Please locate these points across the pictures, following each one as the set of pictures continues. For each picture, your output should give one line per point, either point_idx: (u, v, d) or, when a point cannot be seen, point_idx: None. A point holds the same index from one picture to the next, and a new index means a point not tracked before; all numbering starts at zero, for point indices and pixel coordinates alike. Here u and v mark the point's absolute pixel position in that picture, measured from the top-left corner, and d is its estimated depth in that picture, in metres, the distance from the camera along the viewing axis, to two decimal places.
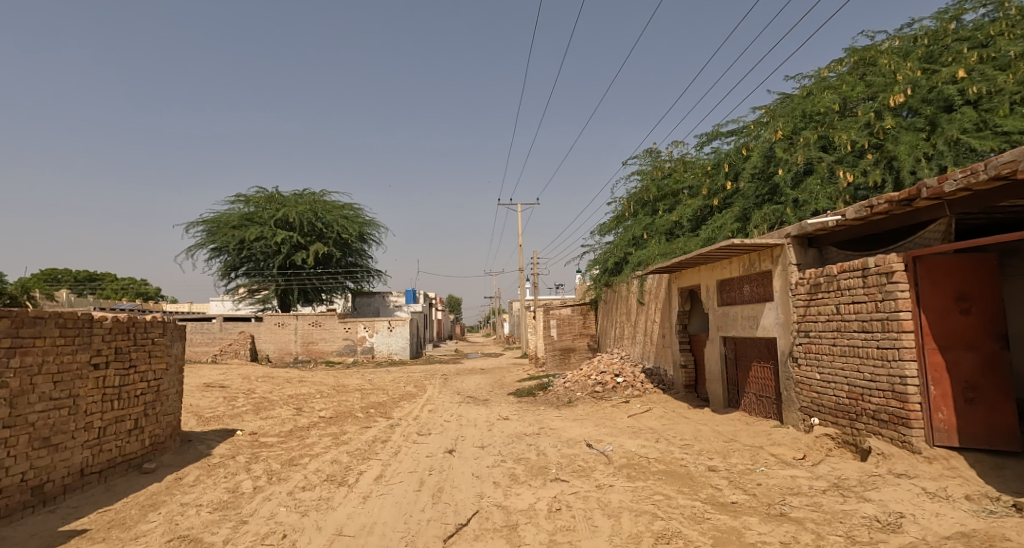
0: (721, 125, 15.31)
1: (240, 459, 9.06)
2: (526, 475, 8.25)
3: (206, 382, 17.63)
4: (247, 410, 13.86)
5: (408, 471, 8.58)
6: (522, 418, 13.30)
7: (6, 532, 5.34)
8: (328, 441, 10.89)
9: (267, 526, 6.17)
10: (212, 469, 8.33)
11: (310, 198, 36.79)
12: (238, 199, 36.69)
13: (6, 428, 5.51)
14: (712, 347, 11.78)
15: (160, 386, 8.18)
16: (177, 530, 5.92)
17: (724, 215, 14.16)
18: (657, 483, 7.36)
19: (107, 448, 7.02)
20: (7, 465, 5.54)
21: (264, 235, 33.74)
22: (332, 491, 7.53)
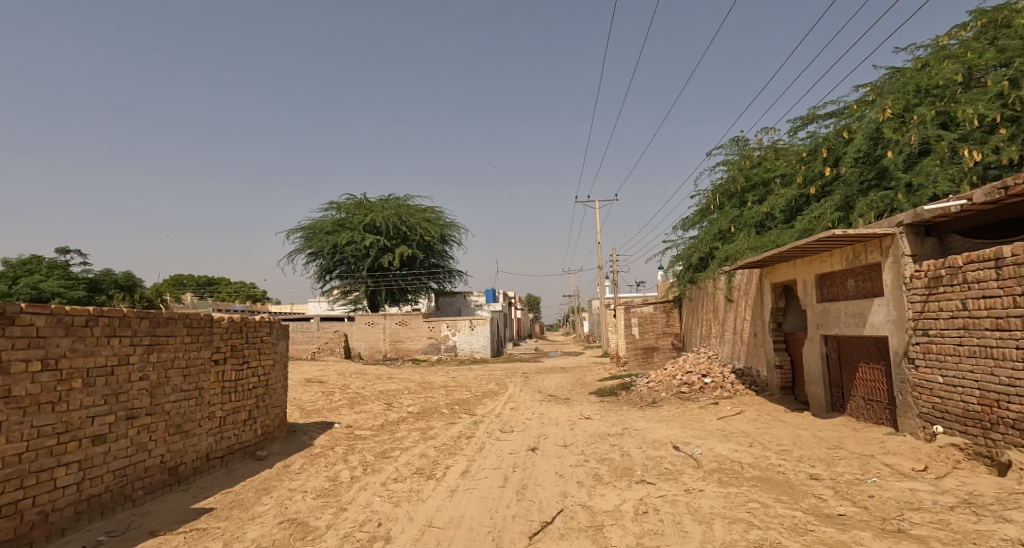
0: (819, 107, 14.23)
1: (337, 450, 9.50)
2: (611, 476, 8.03)
3: (305, 377, 18.77)
4: (342, 404, 14.58)
5: (493, 468, 8.61)
6: (605, 417, 13.04)
7: (150, 508, 5.87)
8: (416, 435, 11.20)
9: (364, 514, 6.39)
10: (313, 458, 8.79)
11: (394, 203, 38.23)
12: (330, 206, 38.88)
13: (148, 415, 6.05)
14: (812, 347, 10.96)
15: (269, 381, 8.73)
16: (286, 513, 6.27)
17: (823, 203, 13.14)
18: (752, 490, 6.91)
19: (227, 435, 7.58)
20: (150, 448, 6.10)
21: (354, 239, 35.49)
22: (422, 484, 7.69)
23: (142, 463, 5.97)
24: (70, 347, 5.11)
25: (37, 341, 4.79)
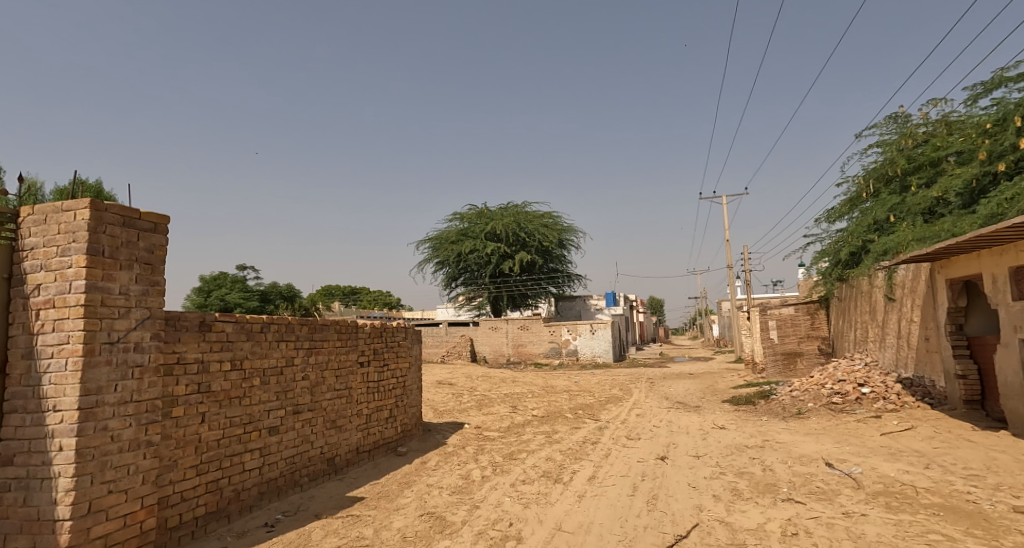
0: (1005, 69, 12.07)
1: (468, 450, 9.77)
2: (753, 492, 7.35)
3: (436, 380, 19.67)
4: (470, 406, 15.03)
5: (621, 475, 8.31)
6: (743, 428, 12.08)
7: (314, 493, 6.40)
8: (542, 439, 11.18)
9: (496, 513, 6.44)
10: (448, 456, 9.11)
11: (513, 210, 39.05)
12: (454, 217, 40.67)
13: (310, 411, 6.60)
14: (1008, 353, 9.26)
15: (406, 383, 9.19)
16: (425, 507, 6.50)
17: (1017, 181, 11.09)
18: (933, 519, 5.93)
19: (373, 431, 8.09)
20: (312, 440, 6.65)
21: (476, 247, 36.74)
22: (550, 487, 7.61)
23: (306, 453, 6.53)
24: (250, 349, 5.71)
25: (227, 345, 5.40)
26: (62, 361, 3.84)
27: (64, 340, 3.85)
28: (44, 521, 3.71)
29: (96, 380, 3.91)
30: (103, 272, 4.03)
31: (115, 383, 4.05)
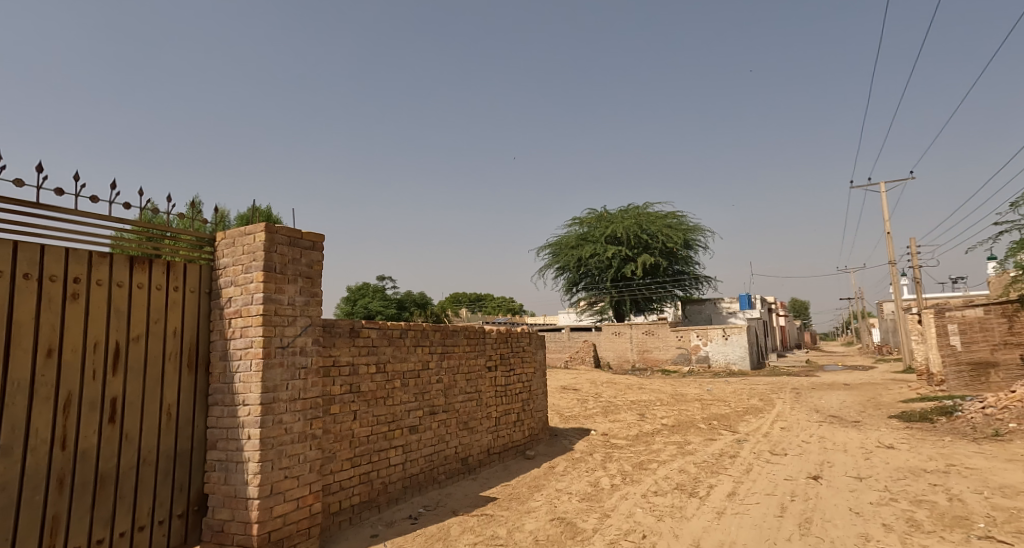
0: None
1: (596, 457, 9.73)
2: (933, 524, 6.46)
3: (561, 385, 19.82)
4: (596, 412, 14.95)
5: (766, 493, 7.78)
6: (912, 448, 10.71)
7: (451, 490, 6.81)
8: (674, 449, 10.81)
9: (628, 523, 6.36)
10: (576, 462, 9.15)
11: (634, 212, 38.18)
12: (574, 222, 40.73)
13: (445, 412, 6.98)
14: None
15: (531, 387, 9.39)
16: (556, 512, 6.60)
17: None
18: None
19: (502, 434, 8.37)
20: (447, 440, 7.03)
21: (597, 251, 36.46)
22: (684, 501, 7.34)
23: (442, 451, 6.92)
24: (392, 354, 6.21)
25: (372, 349, 5.93)
26: (248, 362, 4.49)
27: (248, 344, 4.51)
28: (239, 498, 4.36)
29: (272, 379, 4.52)
30: (276, 286, 4.65)
31: (287, 382, 4.65)
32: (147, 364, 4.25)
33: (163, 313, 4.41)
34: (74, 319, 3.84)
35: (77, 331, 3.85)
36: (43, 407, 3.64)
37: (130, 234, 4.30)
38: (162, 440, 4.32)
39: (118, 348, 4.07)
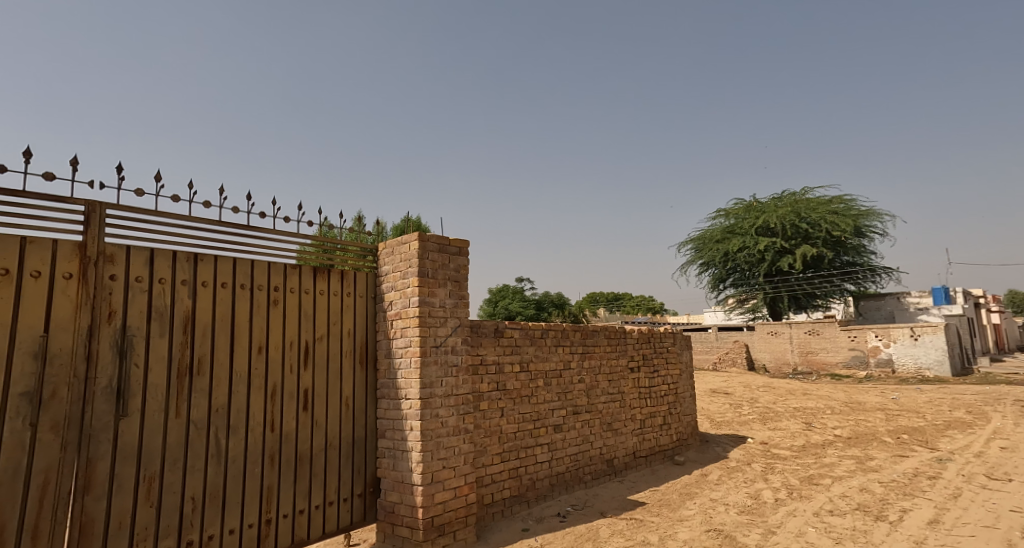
0: None
1: (755, 467, 9.08)
2: None
3: (711, 388, 18.78)
4: (753, 419, 13.95)
5: (983, 525, 6.35)
6: None
7: (598, 490, 6.81)
8: (851, 465, 9.68)
9: (797, 543, 5.80)
10: (732, 471, 8.62)
11: (789, 200, 34.95)
12: (719, 215, 38.48)
13: (587, 412, 6.93)
14: None
15: (677, 389, 9.00)
16: (712, 523, 6.28)
17: None
18: None
19: (648, 437, 8.16)
20: (591, 440, 6.98)
21: (746, 244, 34.06)
22: (870, 525, 6.37)
23: (587, 452, 6.89)
24: (534, 353, 6.34)
25: (516, 348, 6.13)
26: (408, 359, 4.91)
27: (408, 343, 4.93)
28: (406, 483, 4.78)
29: (429, 376, 4.90)
30: (428, 289, 5.03)
31: (441, 379, 5.01)
32: (329, 360, 4.86)
33: (340, 315, 5.00)
34: (275, 322, 4.53)
35: (278, 331, 4.54)
36: (256, 395, 4.34)
37: (310, 246, 4.91)
38: (343, 428, 4.89)
39: (307, 347, 4.71)
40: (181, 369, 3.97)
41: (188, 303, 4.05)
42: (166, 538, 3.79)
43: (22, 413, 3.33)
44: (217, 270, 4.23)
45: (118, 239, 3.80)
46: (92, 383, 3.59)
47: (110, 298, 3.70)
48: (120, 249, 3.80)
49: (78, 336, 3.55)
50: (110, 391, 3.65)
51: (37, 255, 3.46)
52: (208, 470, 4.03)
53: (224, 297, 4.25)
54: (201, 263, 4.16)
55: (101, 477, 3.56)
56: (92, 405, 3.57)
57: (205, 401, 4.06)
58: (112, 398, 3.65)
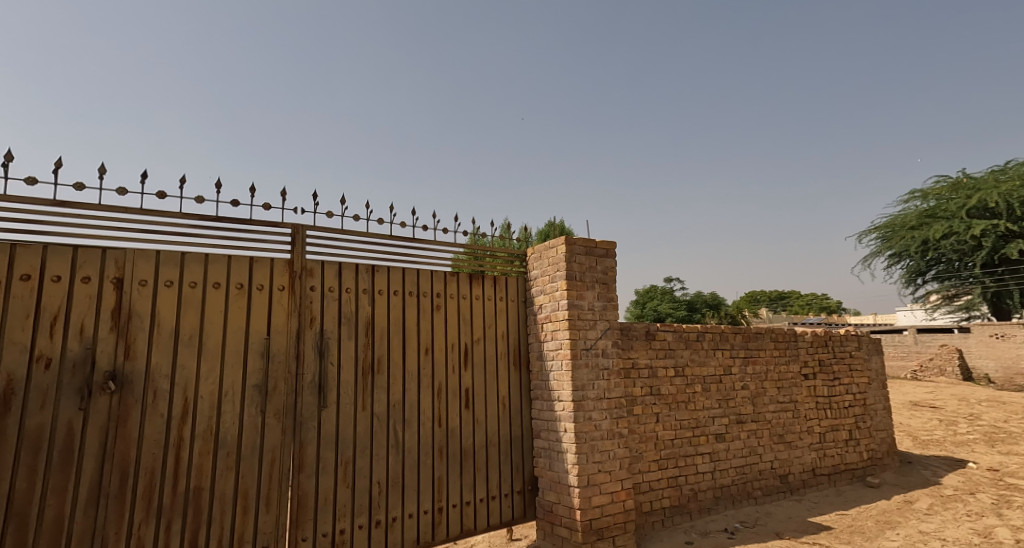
0: None
1: (980, 498, 6.76)
2: None
3: (916, 389, 16.09)
4: (975, 438, 11.65)
5: None
6: None
7: (772, 509, 6.13)
8: None
9: None
10: (947, 500, 6.65)
11: None
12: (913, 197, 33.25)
13: (754, 422, 6.35)
14: None
15: (867, 400, 7.57)
16: None
17: None
18: None
19: (830, 453, 7.02)
20: (760, 452, 6.36)
21: None
22: None
23: (755, 465, 6.30)
24: (690, 357, 5.99)
25: (670, 352, 5.84)
26: (559, 362, 4.92)
27: (559, 346, 4.95)
28: (563, 484, 4.79)
29: (580, 379, 4.85)
30: (576, 292, 4.99)
31: (593, 382, 4.93)
32: (486, 362, 5.05)
33: (495, 319, 5.18)
34: (438, 325, 4.83)
35: (441, 334, 4.83)
36: (425, 393, 4.65)
37: (464, 254, 5.16)
38: (502, 426, 5.05)
39: (466, 348, 4.95)
40: (365, 367, 4.40)
41: (368, 309, 4.49)
42: (359, 516, 4.21)
43: (255, 401, 3.92)
44: (390, 280, 4.63)
45: (317, 255, 4.32)
46: (301, 378, 4.10)
47: (311, 306, 4.23)
48: (317, 263, 4.30)
49: (290, 338, 4.08)
50: (314, 385, 4.15)
51: (260, 270, 4.07)
52: (390, 458, 4.41)
53: (396, 303, 4.63)
54: (377, 273, 4.57)
55: (310, 459, 4.06)
56: (302, 396, 4.08)
57: (384, 397, 4.45)
58: (316, 391, 4.15)
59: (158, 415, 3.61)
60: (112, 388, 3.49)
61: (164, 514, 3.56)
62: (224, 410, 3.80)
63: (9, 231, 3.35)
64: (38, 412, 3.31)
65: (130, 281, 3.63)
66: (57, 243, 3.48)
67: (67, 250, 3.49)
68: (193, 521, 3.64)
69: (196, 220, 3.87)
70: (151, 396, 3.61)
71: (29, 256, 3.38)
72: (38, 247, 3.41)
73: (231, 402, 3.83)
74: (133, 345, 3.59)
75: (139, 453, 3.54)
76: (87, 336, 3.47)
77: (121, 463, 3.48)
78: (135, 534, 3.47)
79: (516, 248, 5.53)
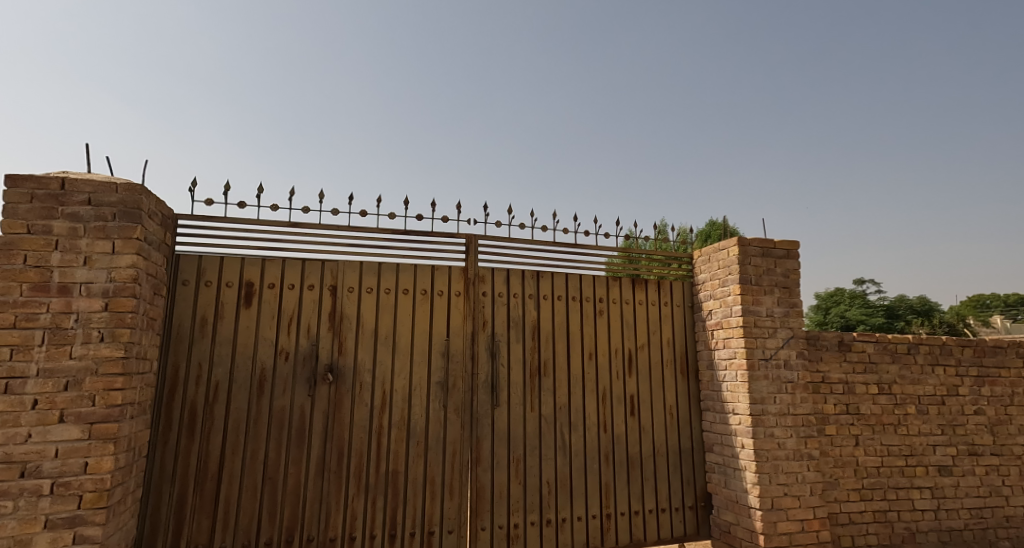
0: None
1: None
2: None
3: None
4: None
5: None
6: None
7: None
8: None
9: None
10: None
11: None
12: None
13: (993, 455, 5.23)
14: None
15: None
16: None
17: None
18: None
19: None
20: (1006, 493, 5.21)
21: None
22: None
23: (998, 509, 5.17)
24: (900, 374, 5.12)
25: (872, 366, 5.05)
26: (733, 373, 4.51)
27: (732, 355, 4.53)
28: (742, 504, 4.37)
29: (759, 391, 4.39)
30: (752, 297, 4.53)
31: (774, 395, 4.42)
32: (652, 369, 4.82)
33: (659, 325, 4.92)
34: (602, 331, 4.72)
35: (605, 339, 4.72)
36: (590, 397, 4.57)
37: (618, 256, 4.92)
38: (670, 436, 4.77)
39: (630, 355, 4.77)
40: (533, 369, 4.45)
41: (534, 313, 4.54)
42: (531, 513, 4.26)
43: (438, 397, 4.16)
44: (554, 284, 4.64)
45: (487, 263, 4.49)
46: (476, 377, 4.26)
47: (484, 310, 4.39)
48: (488, 270, 4.46)
49: (466, 339, 4.27)
50: (488, 384, 4.30)
51: (440, 278, 4.32)
52: (558, 460, 4.40)
53: (560, 308, 4.62)
54: (542, 279, 4.61)
55: (486, 453, 4.21)
56: (477, 395, 4.24)
57: (551, 399, 4.46)
58: (489, 390, 4.29)
59: (364, 404, 3.99)
60: (331, 379, 3.93)
61: (371, 491, 3.92)
62: (414, 403, 4.10)
63: (258, 248, 3.96)
64: (282, 395, 3.84)
65: (342, 287, 4.08)
66: (292, 257, 4.02)
67: (298, 262, 4.02)
68: (393, 501, 3.96)
69: (389, 233, 4.21)
70: (359, 388, 4.00)
71: (273, 268, 3.97)
72: (278, 260, 3.99)
73: (419, 396, 4.11)
74: (344, 342, 4.02)
75: (352, 437, 3.94)
76: (312, 334, 3.97)
77: (338, 443, 3.90)
78: (349, 506, 3.86)
79: (676, 250, 5.16)
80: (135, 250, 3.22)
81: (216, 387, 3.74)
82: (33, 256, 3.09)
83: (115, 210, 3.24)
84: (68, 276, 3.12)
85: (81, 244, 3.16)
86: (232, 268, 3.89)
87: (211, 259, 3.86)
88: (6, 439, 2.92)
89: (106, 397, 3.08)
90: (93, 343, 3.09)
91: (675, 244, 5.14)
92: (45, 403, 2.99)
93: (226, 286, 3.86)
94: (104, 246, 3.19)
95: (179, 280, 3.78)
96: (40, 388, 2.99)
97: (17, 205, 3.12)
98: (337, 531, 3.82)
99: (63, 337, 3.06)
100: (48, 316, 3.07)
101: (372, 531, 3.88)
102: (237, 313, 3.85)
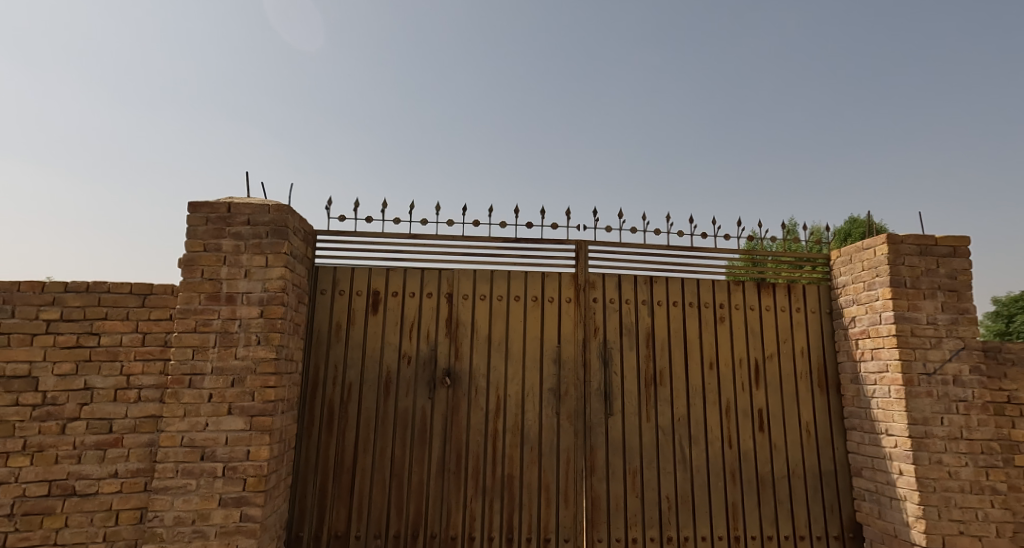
0: None
1: None
2: None
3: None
4: None
5: None
6: None
7: None
8: None
9: None
10: None
11: None
12: None
13: None
14: None
15: None
16: None
17: None
18: None
19: None
20: None
21: None
22: None
23: None
24: None
25: None
26: (885, 388, 4.02)
27: (883, 368, 4.04)
28: (901, 540, 3.85)
29: (920, 411, 3.86)
30: (907, 302, 4.00)
31: (940, 416, 3.86)
32: (783, 381, 4.45)
33: (790, 333, 4.53)
34: (723, 339, 4.45)
35: (727, 348, 4.44)
36: (711, 409, 4.33)
37: (740, 259, 4.62)
38: (807, 456, 4.35)
39: (757, 365, 4.44)
40: (648, 378, 4.32)
41: (648, 320, 4.41)
42: (650, 528, 4.11)
43: (551, 403, 4.19)
44: (670, 289, 4.47)
45: (599, 268, 4.44)
46: (589, 385, 4.23)
47: (595, 316, 4.35)
48: (599, 276, 4.42)
49: (578, 346, 4.26)
50: (602, 392, 4.24)
51: (551, 284, 4.36)
52: (678, 475, 4.21)
53: (676, 314, 4.44)
54: (656, 284, 4.46)
55: (601, 463, 4.15)
56: (590, 403, 4.20)
57: (668, 409, 4.29)
58: (603, 398, 4.23)
59: (479, 408, 4.14)
60: (448, 382, 4.13)
61: (488, 493, 4.05)
62: (527, 408, 4.17)
63: (383, 259, 4.29)
64: (405, 397, 4.11)
65: (457, 295, 4.27)
66: (413, 267, 4.30)
67: (418, 272, 4.29)
68: (509, 505, 4.05)
69: (502, 242, 4.34)
70: (475, 392, 4.16)
71: (397, 277, 4.27)
72: (401, 270, 4.29)
73: (532, 402, 4.17)
74: (460, 347, 4.21)
75: (469, 439, 4.10)
76: (431, 339, 4.20)
77: (457, 444, 4.08)
78: (468, 506, 4.02)
79: (809, 250, 4.72)
80: (284, 264, 3.65)
81: (349, 387, 4.10)
82: (208, 271, 3.63)
83: (268, 228, 3.70)
84: (234, 287, 3.61)
85: (242, 259, 3.65)
86: (362, 278, 4.25)
87: (344, 270, 4.26)
88: (190, 426, 3.45)
89: (263, 393, 3.51)
90: (252, 346, 3.55)
91: (807, 244, 4.70)
92: (218, 396, 3.48)
93: (356, 294, 4.22)
94: (260, 260, 3.65)
95: (318, 289, 4.20)
96: (215, 384, 3.50)
97: (196, 227, 3.68)
98: (458, 530, 3.99)
99: (230, 340, 3.55)
100: (219, 321, 3.58)
101: (489, 532, 4.00)
102: (366, 319, 4.19)
